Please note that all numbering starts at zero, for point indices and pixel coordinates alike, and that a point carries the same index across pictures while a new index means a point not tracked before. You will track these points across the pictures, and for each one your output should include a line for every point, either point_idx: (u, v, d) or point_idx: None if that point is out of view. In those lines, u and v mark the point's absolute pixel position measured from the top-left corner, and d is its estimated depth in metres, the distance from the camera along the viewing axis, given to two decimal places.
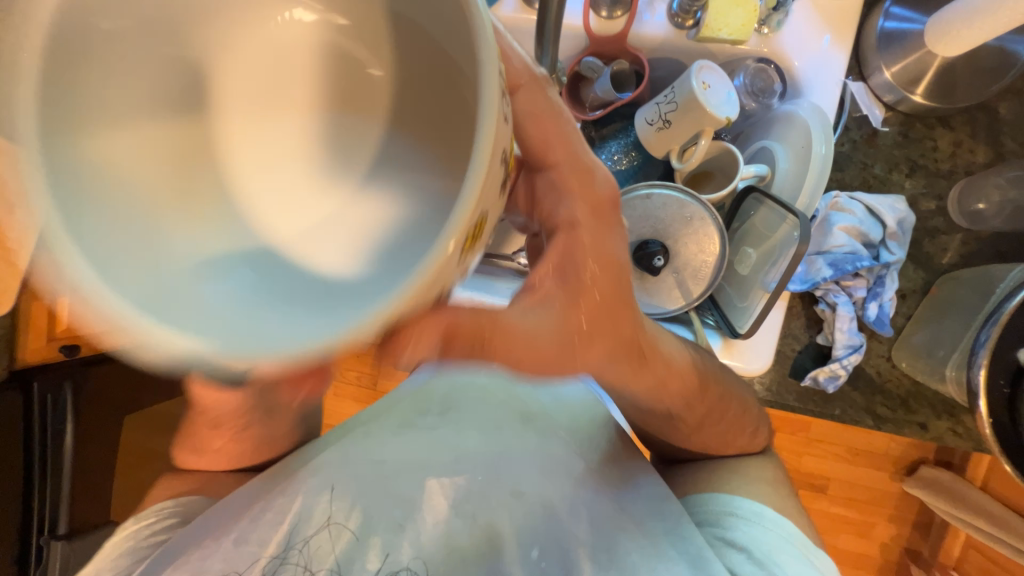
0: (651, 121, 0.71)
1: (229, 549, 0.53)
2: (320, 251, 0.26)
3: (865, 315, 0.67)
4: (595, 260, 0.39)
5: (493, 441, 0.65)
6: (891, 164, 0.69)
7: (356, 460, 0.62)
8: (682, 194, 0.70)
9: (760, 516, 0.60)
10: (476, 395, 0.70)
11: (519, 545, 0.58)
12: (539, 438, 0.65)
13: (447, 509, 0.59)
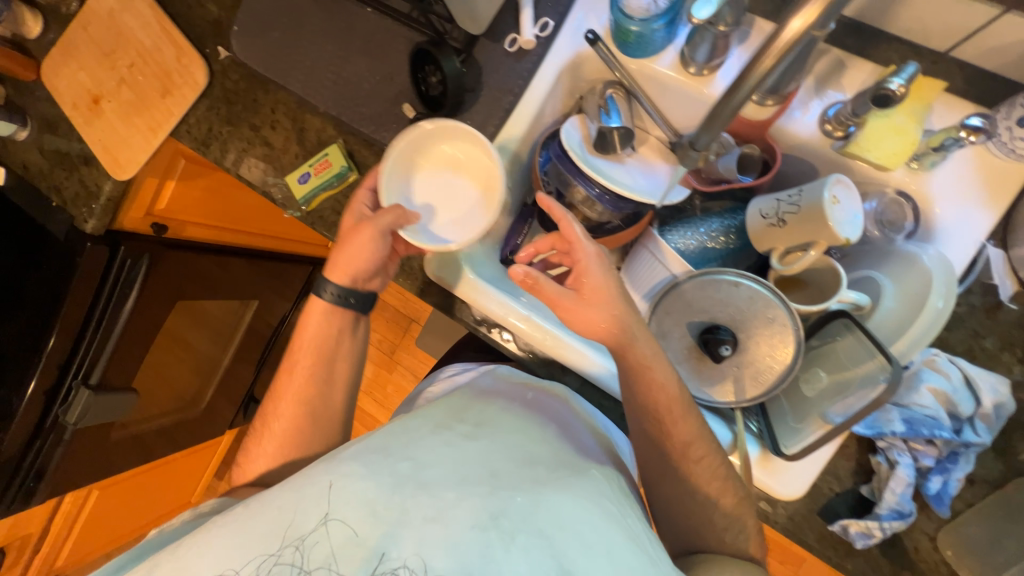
0: (764, 214, 0.70)
1: (231, 538, 0.51)
2: (447, 229, 0.74)
3: (925, 486, 0.62)
4: (591, 270, 0.68)
5: (519, 461, 0.57)
6: (1004, 343, 0.65)
7: (380, 449, 0.56)
8: (771, 294, 0.68)
9: None
10: (510, 418, 0.64)
11: None
12: (575, 478, 0.57)
13: (466, 534, 0.49)
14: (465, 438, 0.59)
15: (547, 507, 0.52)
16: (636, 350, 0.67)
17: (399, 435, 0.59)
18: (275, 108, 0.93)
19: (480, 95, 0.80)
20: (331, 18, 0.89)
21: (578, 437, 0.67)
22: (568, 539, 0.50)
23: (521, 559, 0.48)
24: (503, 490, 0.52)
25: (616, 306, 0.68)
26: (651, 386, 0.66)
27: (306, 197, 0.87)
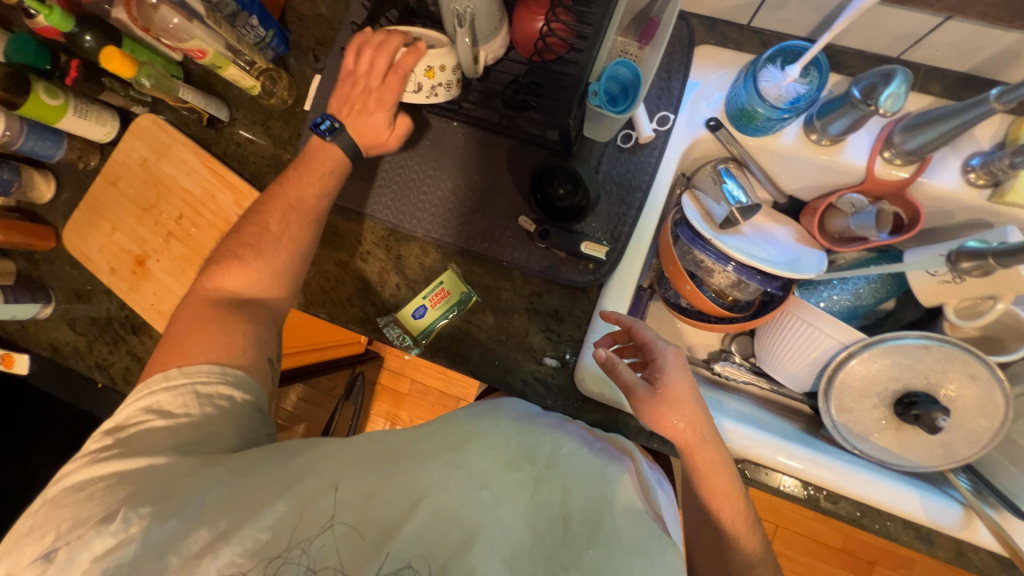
0: (932, 272, 0.68)
1: (286, 522, 0.49)
2: None
3: None
4: (677, 372, 0.65)
5: (601, 505, 0.54)
6: None
7: (469, 471, 0.54)
8: (967, 352, 0.68)
9: None
10: (589, 458, 0.60)
11: None
12: (652, 533, 0.53)
13: None
14: (546, 475, 0.56)
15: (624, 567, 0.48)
16: (706, 454, 0.64)
17: (482, 455, 0.56)
18: (362, 238, 0.85)
19: (603, 197, 0.75)
20: (413, 137, 0.84)
21: (637, 470, 0.65)
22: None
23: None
24: (577, 543, 0.50)
25: (689, 409, 0.63)
26: (712, 486, 0.64)
27: (423, 331, 0.79)
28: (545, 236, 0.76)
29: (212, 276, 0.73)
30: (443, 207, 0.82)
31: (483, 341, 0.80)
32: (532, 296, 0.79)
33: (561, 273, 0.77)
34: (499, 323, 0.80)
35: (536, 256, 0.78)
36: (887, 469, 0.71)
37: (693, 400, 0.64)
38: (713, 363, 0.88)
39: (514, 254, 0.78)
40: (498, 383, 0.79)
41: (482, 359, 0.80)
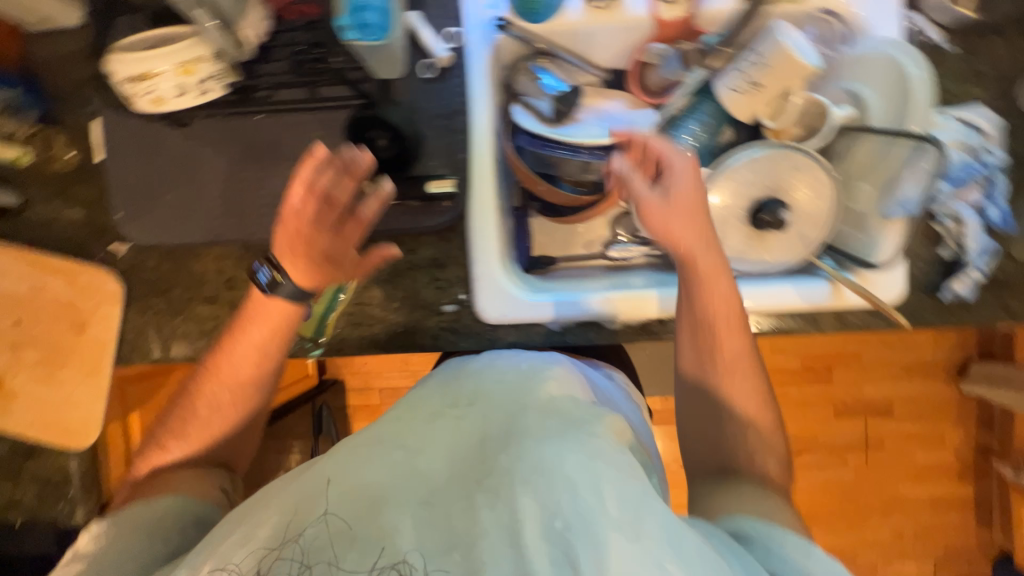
0: (736, 88, 0.74)
1: (222, 555, 0.49)
2: None
3: (987, 219, 0.70)
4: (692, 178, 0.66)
5: (512, 416, 0.56)
6: (961, 80, 0.73)
7: (381, 441, 0.55)
8: (784, 148, 0.74)
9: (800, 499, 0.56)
10: (501, 383, 0.62)
11: (535, 554, 0.45)
12: (565, 419, 0.55)
13: (455, 508, 0.49)
14: (459, 416, 0.58)
15: (535, 453, 0.51)
16: (705, 259, 0.66)
17: (396, 425, 0.58)
18: (220, 268, 0.81)
19: (428, 135, 0.76)
20: (226, 146, 0.79)
21: (563, 371, 0.67)
22: (553, 479, 0.48)
23: (506, 515, 0.47)
24: (489, 456, 0.52)
25: (698, 215, 0.65)
26: (712, 291, 0.67)
27: (316, 329, 0.78)
28: (391, 193, 0.75)
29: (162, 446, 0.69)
30: (287, 204, 0.78)
31: (381, 316, 0.79)
32: (407, 255, 0.78)
33: (422, 222, 0.76)
34: (388, 293, 0.79)
35: (393, 215, 0.77)
36: (770, 276, 0.77)
37: (700, 208, 0.66)
38: (610, 250, 0.93)
39: (373, 222, 0.77)
40: (410, 348, 0.79)
41: (387, 333, 0.79)
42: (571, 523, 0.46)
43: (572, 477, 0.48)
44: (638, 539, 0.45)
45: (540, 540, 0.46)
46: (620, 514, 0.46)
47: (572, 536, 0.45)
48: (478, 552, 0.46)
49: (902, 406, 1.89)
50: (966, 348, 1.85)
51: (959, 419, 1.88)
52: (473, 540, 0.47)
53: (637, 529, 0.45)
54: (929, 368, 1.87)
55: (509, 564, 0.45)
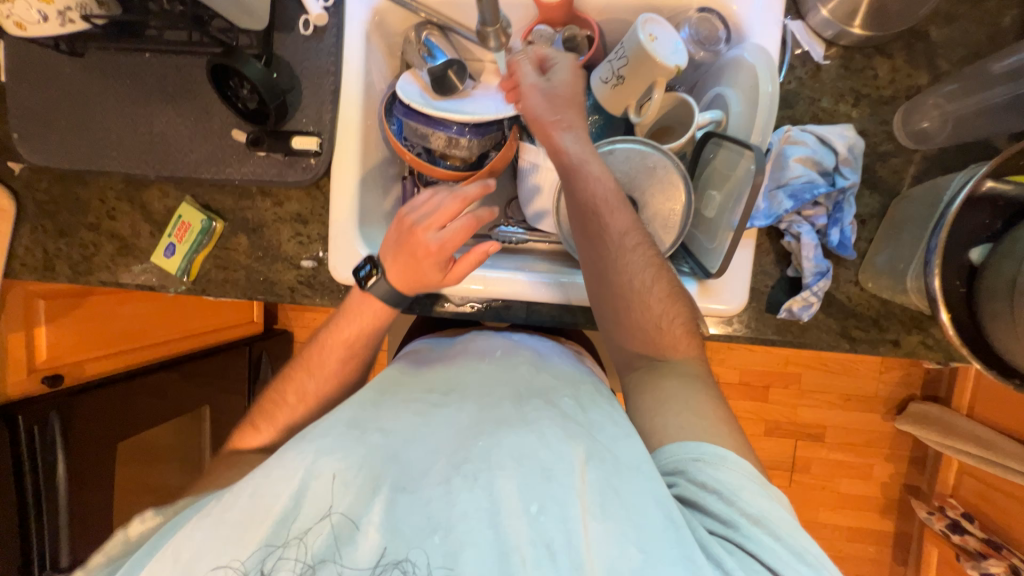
0: (605, 80, 0.73)
1: (223, 528, 0.52)
2: None
3: (828, 241, 0.69)
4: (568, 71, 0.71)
5: (485, 406, 0.59)
6: (836, 97, 0.71)
7: (356, 425, 0.57)
8: (643, 145, 0.73)
9: (722, 458, 0.53)
10: (479, 373, 0.65)
11: (514, 533, 0.49)
12: (542, 407, 0.59)
13: (434, 489, 0.52)
14: (439, 399, 0.61)
15: (514, 439, 0.54)
16: (586, 162, 0.65)
17: (366, 408, 0.60)
18: (104, 198, 0.85)
19: (302, 90, 0.78)
20: (113, 80, 0.80)
21: (524, 353, 0.71)
22: (530, 463, 0.53)
23: (486, 497, 0.51)
24: (467, 441, 0.55)
25: (571, 112, 0.68)
26: (589, 183, 0.65)
27: (181, 267, 0.82)
28: (258, 143, 0.77)
29: (244, 437, 0.72)
30: (166, 143, 0.81)
31: (244, 262, 0.83)
32: (275, 208, 0.81)
33: (289, 176, 0.79)
34: (253, 242, 0.82)
35: (260, 166, 0.79)
36: None
37: (575, 97, 0.69)
38: (495, 231, 0.91)
39: (244, 170, 0.79)
40: (269, 296, 0.82)
41: (249, 278, 0.83)
42: (549, 506, 0.50)
43: (547, 464, 0.52)
44: (610, 523, 0.49)
45: (521, 524, 0.49)
46: (596, 498, 0.50)
47: (550, 520, 0.50)
48: (458, 535, 0.49)
49: (838, 434, 1.79)
50: (912, 386, 1.74)
51: (892, 455, 1.79)
52: (454, 524, 0.50)
53: (613, 511, 0.50)
54: (874, 400, 1.76)
55: (490, 550, 0.48)
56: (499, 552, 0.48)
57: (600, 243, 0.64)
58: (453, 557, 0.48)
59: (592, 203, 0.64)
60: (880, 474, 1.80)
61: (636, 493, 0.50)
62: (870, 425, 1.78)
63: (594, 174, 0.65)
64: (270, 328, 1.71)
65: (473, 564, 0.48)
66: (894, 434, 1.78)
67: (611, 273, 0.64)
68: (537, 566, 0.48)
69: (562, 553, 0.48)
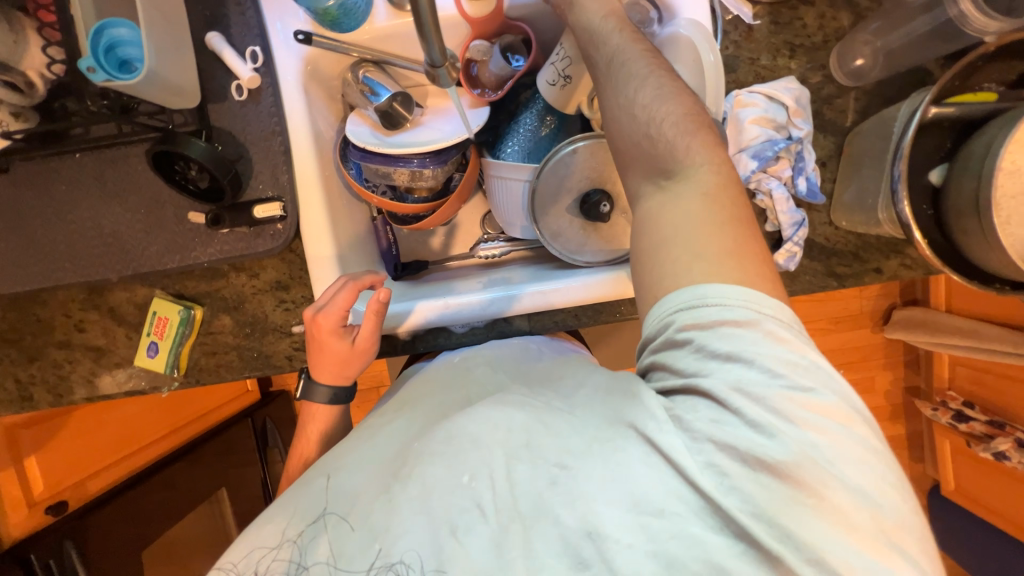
0: (552, 82, 0.74)
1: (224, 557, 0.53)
2: None
3: (798, 191, 0.72)
4: None
5: (436, 415, 0.56)
6: (773, 53, 0.73)
7: (308, 475, 0.56)
8: (603, 139, 0.74)
9: (710, 307, 0.41)
10: (430, 385, 0.63)
11: (444, 512, 0.44)
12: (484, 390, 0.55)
13: (376, 502, 0.48)
14: (391, 419, 0.59)
15: (447, 425, 0.50)
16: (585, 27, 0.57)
17: (322, 458, 0.58)
18: (68, 311, 0.81)
19: (251, 157, 0.75)
20: (47, 189, 0.75)
21: (497, 350, 0.68)
22: (455, 441, 0.47)
23: (416, 488, 0.46)
24: (410, 447, 0.52)
25: None
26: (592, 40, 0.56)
27: (169, 362, 0.79)
28: (219, 221, 0.74)
29: None
30: (120, 241, 0.77)
31: (234, 342, 0.80)
32: (252, 280, 0.79)
33: (259, 246, 0.76)
34: (237, 320, 0.80)
35: (227, 242, 0.76)
36: (614, 264, 0.79)
37: None
38: (478, 250, 0.92)
39: (210, 250, 0.76)
40: (267, 370, 0.80)
41: (243, 357, 0.80)
42: (478, 471, 0.44)
43: (473, 434, 0.47)
44: (536, 462, 0.43)
45: (450, 501, 0.44)
46: (517, 441, 0.45)
47: (480, 484, 0.44)
48: (393, 531, 0.45)
49: (836, 356, 1.87)
50: (892, 296, 1.82)
51: (889, 363, 1.88)
52: (390, 523, 0.46)
53: (541, 447, 0.44)
54: (860, 317, 1.84)
55: (423, 535, 0.44)
56: (431, 533, 0.44)
57: (617, 106, 0.51)
58: (393, 552, 0.44)
59: (606, 63, 0.54)
60: (882, 384, 1.90)
61: (559, 427, 0.45)
62: (863, 341, 1.86)
63: (613, 42, 0.55)
64: (268, 392, 1.66)
65: (412, 550, 0.44)
66: (886, 344, 1.87)
67: (616, 117, 0.51)
68: (468, 529, 0.43)
69: (491, 510, 0.43)
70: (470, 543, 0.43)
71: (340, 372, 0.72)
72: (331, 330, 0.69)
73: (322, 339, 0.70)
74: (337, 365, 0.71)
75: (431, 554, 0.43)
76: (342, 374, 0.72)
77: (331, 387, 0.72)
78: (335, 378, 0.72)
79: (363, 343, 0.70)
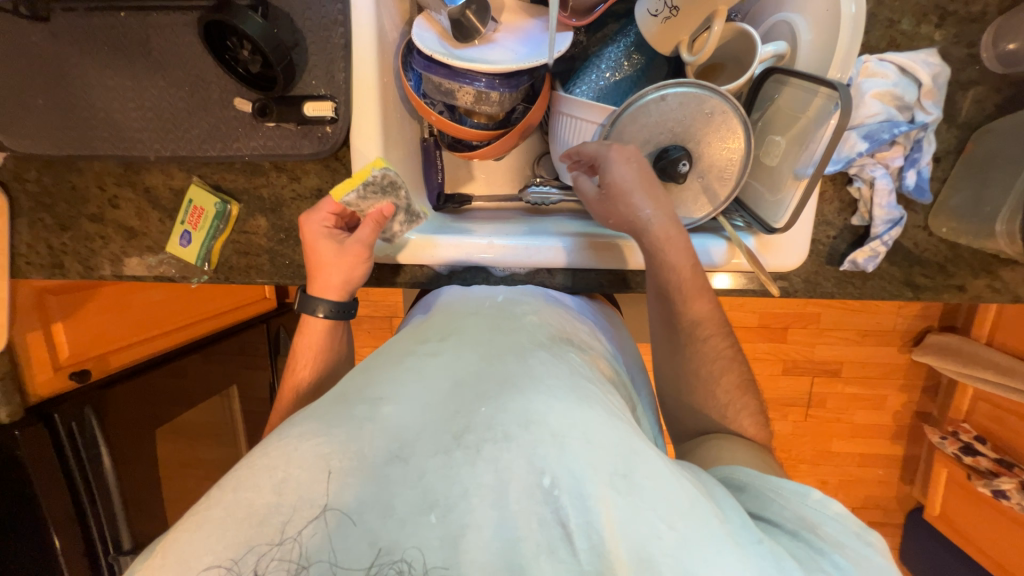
0: (654, 12, 0.64)
1: (204, 532, 0.40)
2: None
3: (903, 185, 0.64)
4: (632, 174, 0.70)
5: (486, 365, 0.51)
6: (918, 17, 0.63)
7: (345, 399, 0.48)
8: (699, 88, 0.64)
9: (804, 494, 0.50)
10: (479, 327, 0.58)
11: (523, 516, 0.39)
12: (547, 362, 0.52)
13: (428, 464, 0.41)
14: (432, 355, 0.53)
15: (521, 403, 0.45)
16: (647, 236, 0.63)
17: (361, 380, 0.51)
18: (103, 185, 0.78)
19: (307, 47, 0.68)
20: (88, 47, 0.70)
21: (559, 324, 0.63)
22: (539, 430, 0.42)
23: (491, 474, 0.40)
24: (467, 406, 0.46)
25: (622, 205, 0.64)
26: (657, 256, 0.64)
27: (200, 255, 0.77)
28: (266, 113, 0.69)
29: None
30: (160, 118, 0.72)
31: (267, 246, 0.77)
32: (293, 183, 0.75)
33: (304, 148, 0.71)
34: (273, 223, 0.77)
35: (271, 137, 0.71)
36: None
37: (645, 186, 0.63)
38: (526, 193, 0.85)
39: (253, 143, 0.72)
40: (297, 280, 0.78)
41: (274, 263, 0.78)
42: (563, 479, 0.40)
43: (557, 430, 0.43)
44: (634, 496, 0.40)
45: (528, 502, 0.39)
46: (614, 467, 0.41)
47: (564, 495, 0.39)
48: (461, 517, 0.38)
49: (854, 369, 1.81)
50: (931, 319, 1.73)
51: (906, 385, 1.83)
52: (456, 502, 0.39)
53: (637, 481, 0.41)
54: (891, 334, 1.77)
55: (495, 535, 0.38)
56: (504, 538, 0.38)
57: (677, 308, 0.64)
58: (457, 544, 0.37)
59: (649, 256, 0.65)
60: (894, 404, 1.85)
61: (656, 466, 0.43)
62: (888, 358, 1.80)
63: (664, 247, 0.63)
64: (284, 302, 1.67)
65: (476, 556, 0.37)
66: (910, 366, 1.80)
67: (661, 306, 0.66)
68: (552, 549, 0.38)
69: (580, 532, 0.38)
70: (551, 567, 0.37)
71: (333, 297, 0.68)
72: (326, 252, 0.67)
73: (311, 245, 0.68)
74: (337, 284, 0.68)
75: (505, 565, 0.37)
76: (342, 295, 0.68)
77: (327, 308, 0.68)
78: (333, 295, 0.68)
79: (352, 246, 0.66)
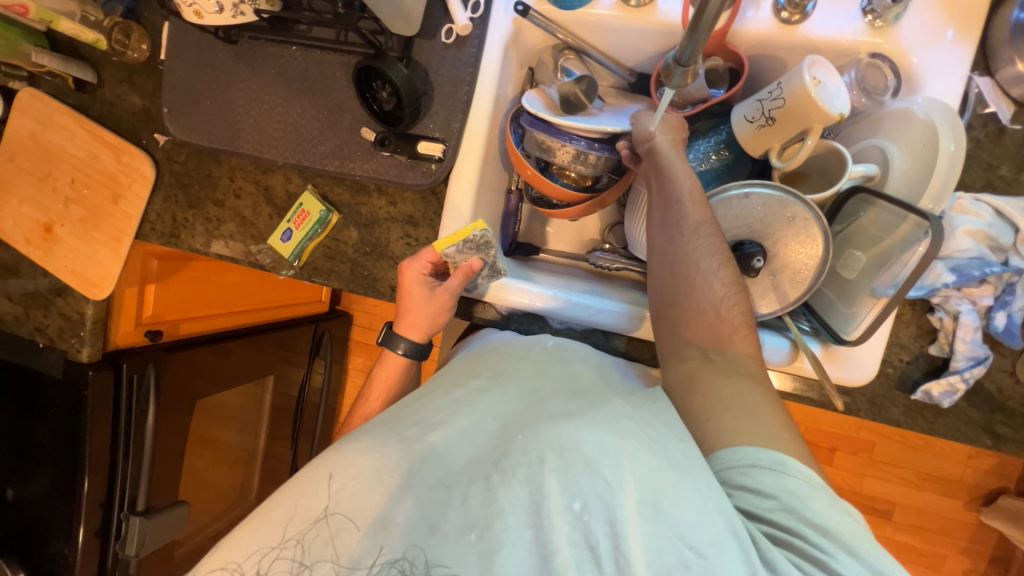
0: (750, 118, 0.69)
1: (263, 527, 0.48)
2: None
3: (991, 325, 0.62)
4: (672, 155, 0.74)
5: (531, 406, 0.55)
6: (1019, 165, 0.65)
7: (399, 419, 0.54)
8: (784, 193, 0.67)
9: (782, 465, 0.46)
10: (525, 362, 0.61)
11: (556, 535, 0.43)
12: (587, 405, 0.54)
13: (472, 489, 0.47)
14: (482, 389, 0.57)
15: (557, 432, 0.49)
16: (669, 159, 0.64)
17: (413, 405, 0.56)
18: (233, 177, 0.90)
19: (434, 97, 0.79)
20: (258, 69, 0.84)
21: (605, 369, 0.63)
22: (573, 457, 0.46)
23: (527, 495, 0.45)
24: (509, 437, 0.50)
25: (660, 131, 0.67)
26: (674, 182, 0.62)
27: (294, 252, 0.86)
28: (384, 144, 0.79)
29: None
30: (296, 133, 0.84)
31: (352, 256, 0.85)
32: (389, 206, 0.84)
33: (409, 178, 0.80)
34: (363, 236, 0.85)
35: (383, 164, 0.80)
36: None
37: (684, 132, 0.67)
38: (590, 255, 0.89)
39: (365, 166, 0.81)
40: (370, 292, 0.84)
41: (354, 272, 0.85)
42: (594, 505, 0.44)
43: (589, 458, 0.46)
44: (661, 523, 0.43)
45: (563, 523, 0.44)
46: (642, 495, 0.44)
47: (595, 522, 0.44)
48: (498, 534, 0.44)
49: (908, 515, 1.62)
50: (1005, 479, 1.55)
51: (970, 549, 1.61)
52: (493, 521, 0.45)
53: (665, 508, 0.43)
54: (956, 485, 1.58)
55: (530, 549, 0.44)
56: (539, 557, 0.43)
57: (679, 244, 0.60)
58: (494, 559, 0.43)
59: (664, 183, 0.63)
60: (953, 567, 1.62)
61: (686, 494, 0.43)
62: (950, 512, 1.60)
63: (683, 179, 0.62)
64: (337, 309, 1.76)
65: (511, 566, 0.43)
66: (977, 527, 1.59)
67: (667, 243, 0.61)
68: (582, 570, 0.43)
69: (608, 557, 0.43)
70: None
71: (415, 335, 0.75)
72: (418, 297, 0.73)
73: (407, 288, 0.74)
74: (422, 325, 0.74)
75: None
76: (421, 335, 0.75)
77: (407, 344, 0.74)
78: (415, 334, 0.75)
79: (443, 294, 0.72)
